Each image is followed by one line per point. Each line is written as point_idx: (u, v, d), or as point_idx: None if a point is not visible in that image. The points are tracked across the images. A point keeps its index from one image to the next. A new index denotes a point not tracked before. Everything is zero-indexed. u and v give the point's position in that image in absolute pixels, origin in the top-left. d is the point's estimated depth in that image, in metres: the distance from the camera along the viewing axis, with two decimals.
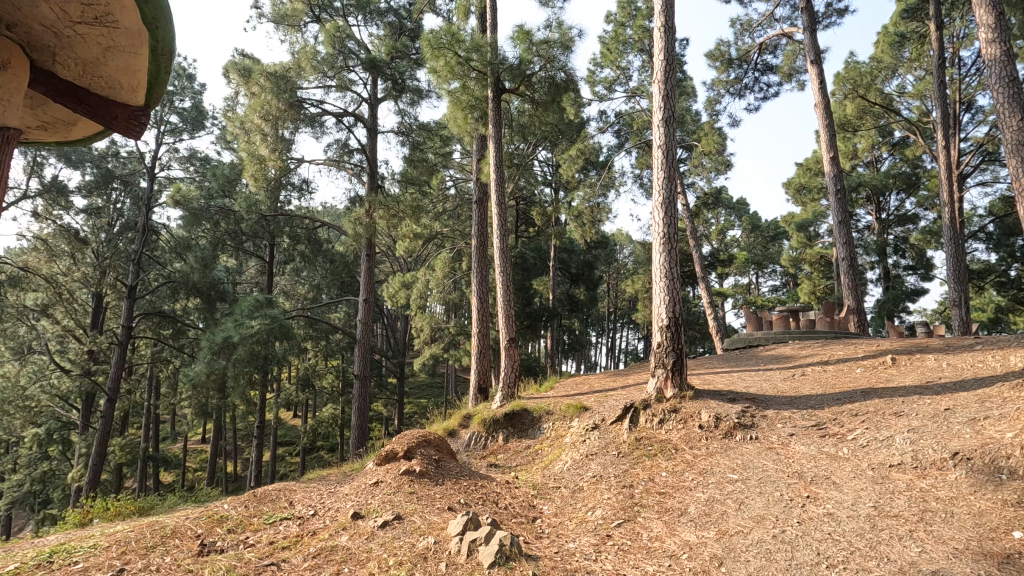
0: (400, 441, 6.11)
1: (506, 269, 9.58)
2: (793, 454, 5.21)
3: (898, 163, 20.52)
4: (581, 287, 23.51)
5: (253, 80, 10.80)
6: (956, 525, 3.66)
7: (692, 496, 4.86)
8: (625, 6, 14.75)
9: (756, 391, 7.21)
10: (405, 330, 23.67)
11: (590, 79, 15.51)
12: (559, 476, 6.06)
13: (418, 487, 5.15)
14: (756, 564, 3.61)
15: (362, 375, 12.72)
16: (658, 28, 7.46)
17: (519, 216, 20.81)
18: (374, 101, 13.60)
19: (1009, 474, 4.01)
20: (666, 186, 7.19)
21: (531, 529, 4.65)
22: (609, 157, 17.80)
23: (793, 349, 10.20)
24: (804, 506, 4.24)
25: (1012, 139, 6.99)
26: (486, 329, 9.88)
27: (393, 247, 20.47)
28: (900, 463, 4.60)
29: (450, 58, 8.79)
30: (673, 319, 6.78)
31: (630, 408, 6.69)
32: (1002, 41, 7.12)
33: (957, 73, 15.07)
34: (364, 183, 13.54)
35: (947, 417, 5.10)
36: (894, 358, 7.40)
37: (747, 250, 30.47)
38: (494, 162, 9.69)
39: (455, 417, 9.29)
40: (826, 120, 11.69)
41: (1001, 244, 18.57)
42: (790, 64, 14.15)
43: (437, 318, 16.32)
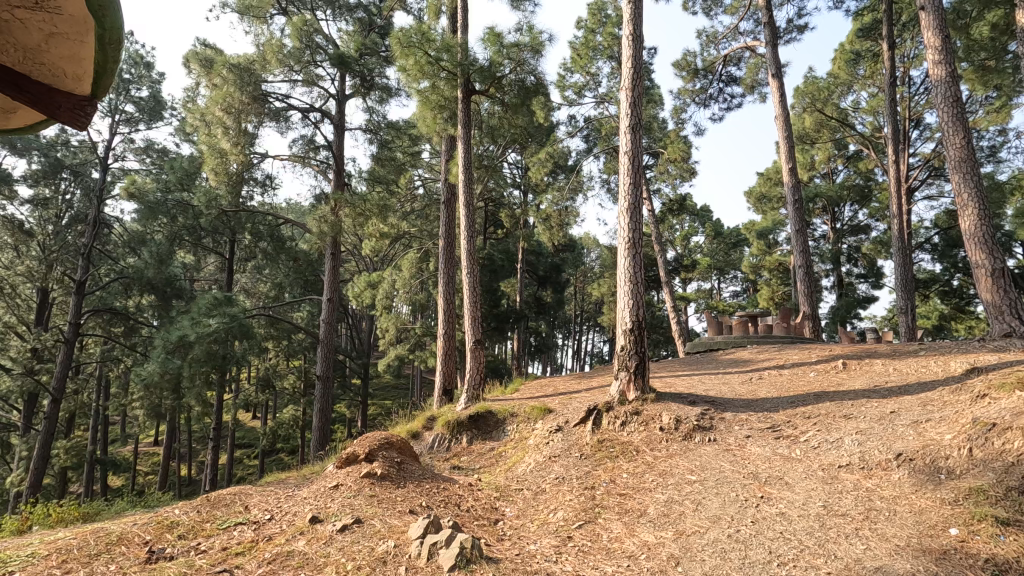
0: (362, 442, 6.02)
1: (473, 269, 9.56)
2: (748, 455, 5.37)
3: (852, 175, 21.42)
4: (549, 289, 23.70)
5: (215, 71, 10.48)
6: (898, 523, 3.83)
7: (652, 496, 4.95)
8: (595, 13, 14.94)
9: (716, 394, 7.39)
10: (370, 331, 23.31)
11: (561, 83, 15.67)
12: (522, 478, 6.09)
13: (379, 490, 5.10)
14: (711, 564, 3.70)
15: (325, 376, 12.47)
16: (626, 36, 7.54)
17: (488, 218, 20.84)
18: (341, 97, 13.40)
19: (947, 474, 4.22)
20: (632, 192, 7.30)
21: (492, 531, 4.65)
22: (577, 162, 17.99)
23: (751, 353, 10.51)
24: (758, 506, 4.37)
25: (955, 155, 7.40)
26: (452, 330, 9.84)
27: (359, 246, 20.21)
28: (849, 463, 4.78)
29: (420, 58, 8.75)
30: (636, 322, 6.89)
31: (593, 411, 6.77)
32: (947, 63, 7.53)
33: (907, 91, 15.82)
34: (330, 181, 13.30)
35: (893, 419, 5.34)
36: (844, 362, 7.71)
37: (709, 256, 31.33)
38: (462, 164, 9.65)
39: (419, 419, 9.20)
40: (786, 131, 12.08)
41: (945, 255, 19.61)
42: (753, 76, 14.61)
43: (403, 319, 16.16)
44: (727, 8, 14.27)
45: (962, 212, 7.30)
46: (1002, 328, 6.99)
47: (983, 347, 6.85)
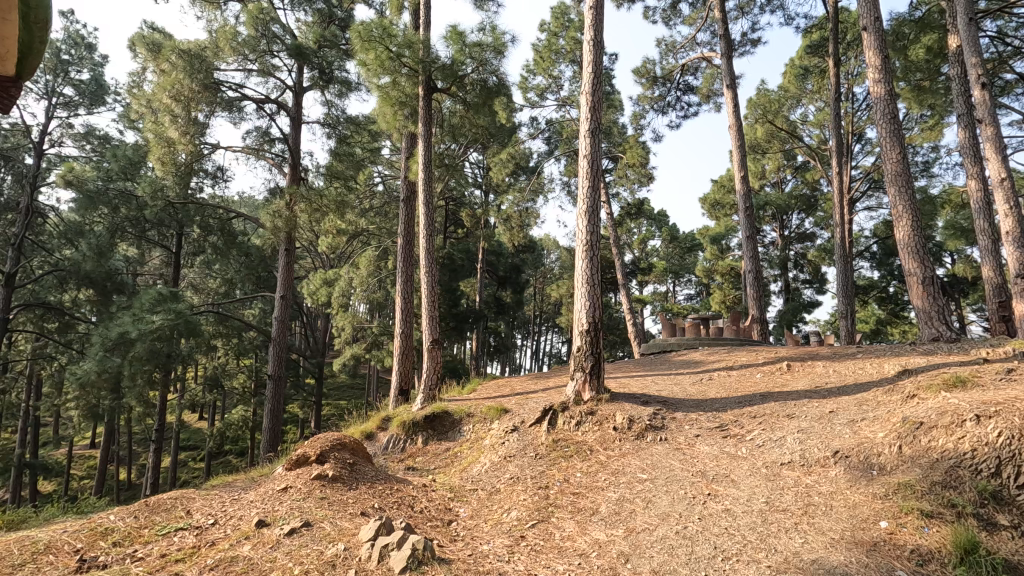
0: (313, 444, 5.88)
1: (432, 269, 9.47)
2: (697, 453, 5.53)
3: (799, 185, 22.41)
4: (508, 290, 23.75)
5: (163, 56, 9.98)
6: (834, 517, 4.03)
7: (604, 495, 5.03)
8: (559, 16, 15.06)
9: (668, 395, 7.58)
10: (326, 329, 22.76)
11: (523, 85, 15.76)
12: (477, 478, 6.08)
13: (330, 492, 4.99)
14: (659, 560, 3.80)
15: (276, 375, 12.11)
16: (587, 41, 7.64)
17: (448, 217, 20.70)
18: (299, 89, 13.04)
19: (879, 470, 4.46)
20: (590, 195, 7.39)
21: (445, 533, 4.62)
22: (539, 164, 18.10)
23: (702, 355, 10.85)
24: (705, 503, 4.51)
25: (892, 169, 7.83)
26: (409, 329, 9.72)
27: (315, 242, 19.72)
28: (790, 461, 4.99)
29: (381, 52, 8.61)
30: (592, 323, 6.98)
31: (549, 411, 6.82)
32: (886, 82, 7.98)
33: (851, 107, 16.67)
34: (285, 174, 12.92)
35: (831, 418, 5.60)
36: (789, 364, 8.05)
37: (665, 260, 32.18)
38: (422, 163, 9.55)
39: (373, 419, 9.04)
40: (739, 140, 12.50)
41: (883, 263, 20.78)
42: (709, 86, 15.07)
43: (360, 318, 15.87)
44: (686, 18, 14.67)
45: (897, 222, 7.73)
46: (931, 332, 7.49)
47: (913, 350, 7.30)
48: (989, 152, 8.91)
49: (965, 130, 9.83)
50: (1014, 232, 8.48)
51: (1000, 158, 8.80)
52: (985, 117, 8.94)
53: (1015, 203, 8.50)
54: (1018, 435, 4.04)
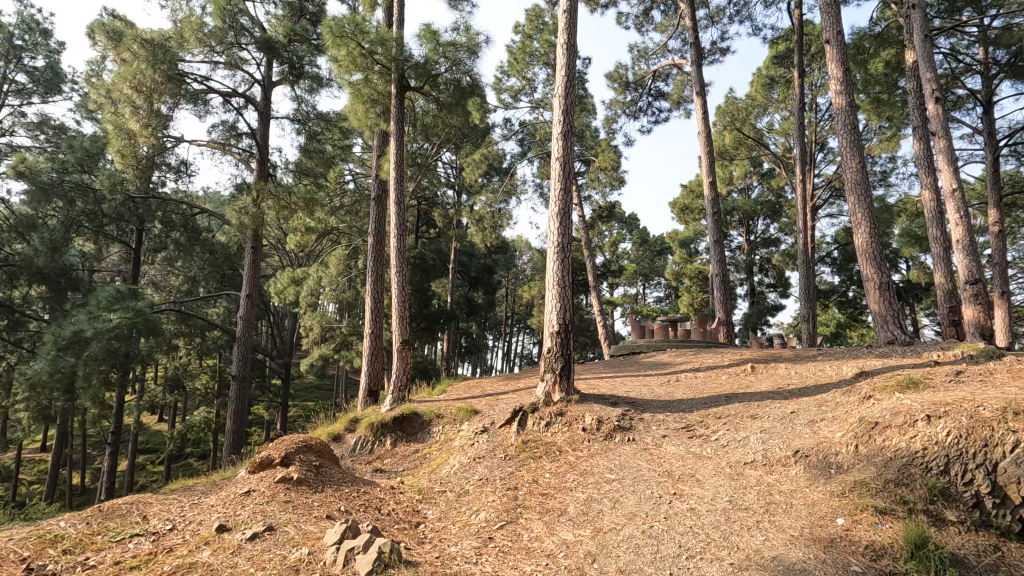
0: (278, 446, 5.75)
1: (402, 268, 9.37)
2: (664, 454, 5.62)
3: (765, 191, 23.02)
4: (480, 291, 23.70)
5: (124, 45, 9.65)
6: (794, 515, 4.14)
7: (572, 496, 5.07)
8: (533, 19, 15.12)
9: (636, 396, 7.68)
10: (293, 329, 22.29)
11: (497, 86, 15.78)
12: (445, 480, 6.04)
13: (295, 495, 4.88)
14: (625, 560, 3.85)
15: (241, 376, 11.80)
16: (561, 44, 7.69)
17: (420, 217, 20.54)
18: (268, 83, 12.76)
19: (837, 469, 4.60)
20: (562, 198, 7.43)
21: (413, 535, 4.57)
22: (512, 165, 18.15)
23: (670, 356, 11.03)
24: (670, 503, 4.58)
25: (852, 178, 8.12)
26: (379, 330, 9.59)
27: (283, 240, 19.32)
28: (753, 460, 5.11)
29: (353, 49, 8.46)
30: (563, 325, 7.02)
31: (519, 412, 6.83)
32: (847, 94, 8.27)
33: (814, 117, 17.21)
34: (252, 170, 12.62)
35: (792, 419, 5.76)
36: (753, 366, 8.25)
37: (635, 263, 32.64)
38: (394, 161, 9.46)
39: (341, 421, 8.89)
40: (708, 147, 12.76)
41: (843, 269, 21.52)
42: (679, 92, 15.35)
43: (329, 317, 15.61)
44: (658, 25, 14.92)
45: (856, 229, 8.00)
46: (887, 335, 7.78)
47: (870, 352, 7.58)
48: (941, 164, 9.32)
49: (920, 142, 10.26)
50: (964, 241, 8.87)
51: (952, 170, 9.21)
52: (938, 130, 9.35)
53: (965, 212, 8.90)
54: (965, 434, 4.22)
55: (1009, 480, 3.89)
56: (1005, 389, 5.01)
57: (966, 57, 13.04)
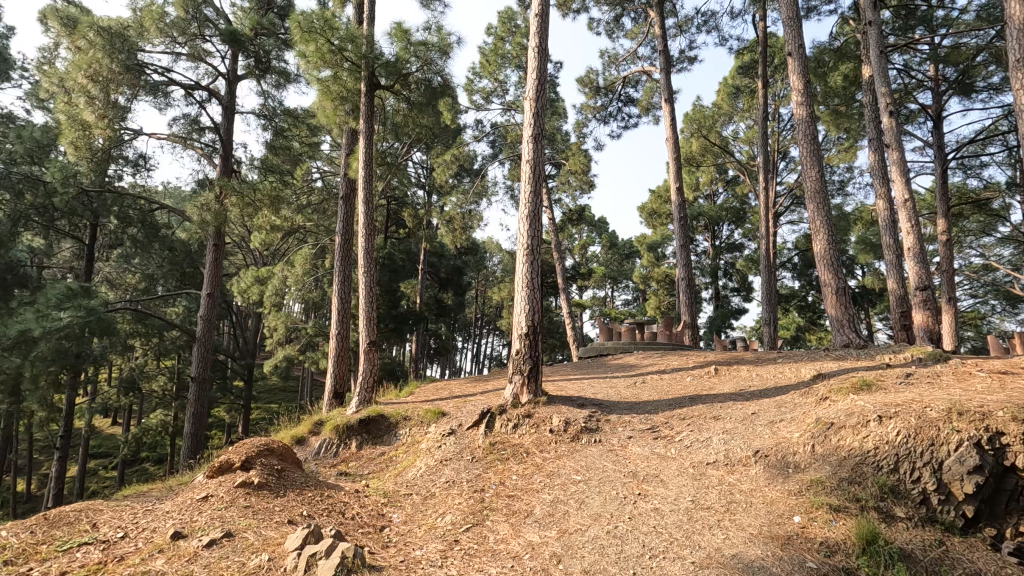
0: (237, 450, 5.58)
1: (370, 268, 9.25)
2: (630, 454, 5.70)
3: (729, 198, 23.61)
4: (450, 292, 23.59)
5: (79, 32, 9.17)
6: (753, 514, 4.25)
7: (538, 497, 5.08)
8: (506, 21, 15.16)
9: (603, 397, 7.77)
10: (257, 330, 21.72)
11: (469, 87, 15.77)
12: (411, 483, 5.98)
13: (255, 500, 4.76)
14: (590, 560, 3.89)
15: (200, 377, 11.43)
16: (533, 47, 7.73)
17: (389, 217, 20.33)
18: (233, 77, 12.44)
19: (794, 468, 4.74)
20: (532, 200, 7.46)
21: (377, 539, 4.52)
22: (483, 167, 18.14)
23: (637, 358, 11.18)
24: (635, 503, 4.65)
25: (812, 187, 8.40)
26: (345, 331, 9.43)
27: (247, 238, 18.83)
28: (715, 461, 5.23)
29: (322, 45, 8.31)
30: (531, 327, 7.04)
31: (487, 414, 6.82)
32: (807, 105, 8.57)
33: (777, 126, 17.76)
34: (215, 166, 12.26)
35: (753, 420, 5.92)
36: (716, 368, 8.44)
37: (604, 266, 33.02)
38: (363, 159, 9.33)
39: (305, 423, 8.71)
40: (675, 153, 13.01)
41: (803, 274, 22.24)
42: (648, 99, 15.61)
43: (294, 318, 15.29)
44: (628, 32, 15.16)
45: (815, 236, 8.28)
46: (843, 339, 8.06)
47: (827, 355, 7.85)
48: (895, 174, 9.72)
49: (876, 153, 10.69)
50: (914, 249, 9.27)
51: (904, 181, 9.62)
52: (892, 142, 9.76)
53: (916, 222, 9.31)
54: (913, 434, 4.42)
55: (953, 477, 4.09)
56: (950, 390, 5.26)
57: (919, 73, 13.65)
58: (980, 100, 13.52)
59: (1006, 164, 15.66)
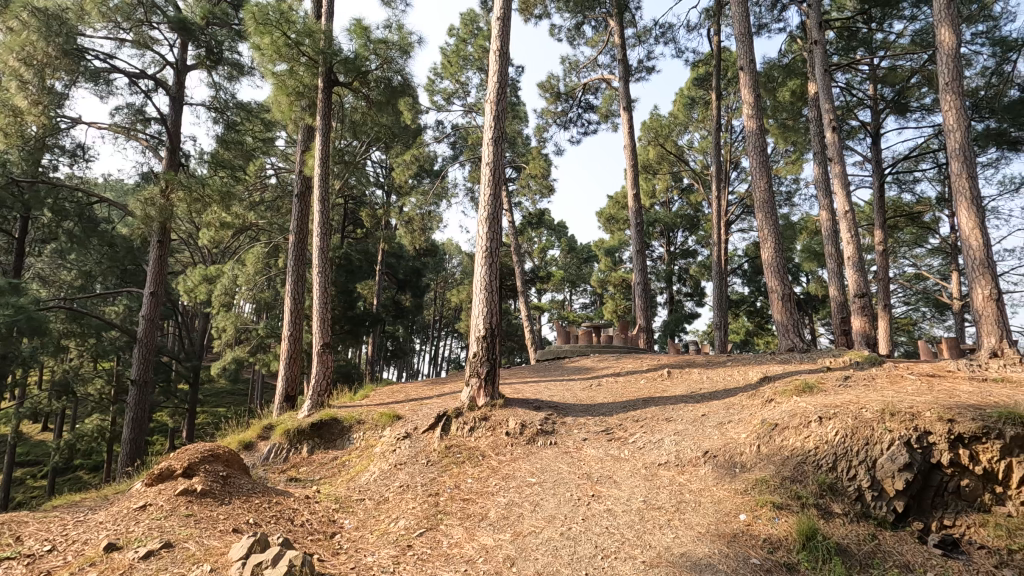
0: (180, 456, 5.33)
1: (325, 268, 9.02)
2: (585, 456, 5.77)
3: (684, 206, 24.29)
4: (408, 294, 23.31)
5: (10, 12, 8.55)
6: (701, 513, 4.37)
7: (493, 501, 5.07)
8: (468, 23, 15.14)
9: (559, 400, 7.84)
10: (204, 330, 20.84)
11: (430, 88, 15.65)
12: (364, 488, 5.86)
13: (198, 509, 4.55)
14: (543, 562, 3.91)
15: (141, 380, 10.87)
16: (494, 50, 7.73)
17: (346, 216, 19.93)
18: (182, 67, 11.93)
19: (741, 468, 4.90)
20: (491, 203, 7.45)
21: (327, 546, 4.40)
22: (443, 169, 18.04)
23: (593, 361, 11.33)
24: (588, 504, 4.70)
25: (760, 197, 8.72)
26: (298, 332, 9.17)
27: (194, 235, 18.07)
28: (666, 461, 5.35)
29: (277, 38, 8.06)
30: (489, 330, 7.04)
31: (443, 417, 6.77)
32: (757, 118, 8.93)
33: (729, 138, 18.42)
34: (161, 159, 11.71)
35: (703, 421, 6.10)
36: (669, 371, 8.65)
37: (563, 269, 33.39)
38: (319, 156, 9.12)
39: (253, 428, 8.40)
40: (633, 160, 13.27)
41: (752, 280, 23.09)
42: (608, 106, 15.90)
43: (245, 318, 14.76)
44: (589, 40, 15.40)
45: (764, 244, 8.60)
46: (788, 343, 8.42)
47: (773, 359, 8.17)
48: (837, 187, 10.22)
49: (820, 166, 11.22)
50: (854, 258, 9.77)
51: (845, 193, 10.12)
52: (834, 156, 10.27)
53: (856, 233, 9.82)
54: (850, 434, 4.65)
55: (885, 475, 4.32)
56: (885, 392, 5.56)
57: (860, 92, 14.43)
58: (914, 119, 14.40)
59: (937, 180, 16.73)
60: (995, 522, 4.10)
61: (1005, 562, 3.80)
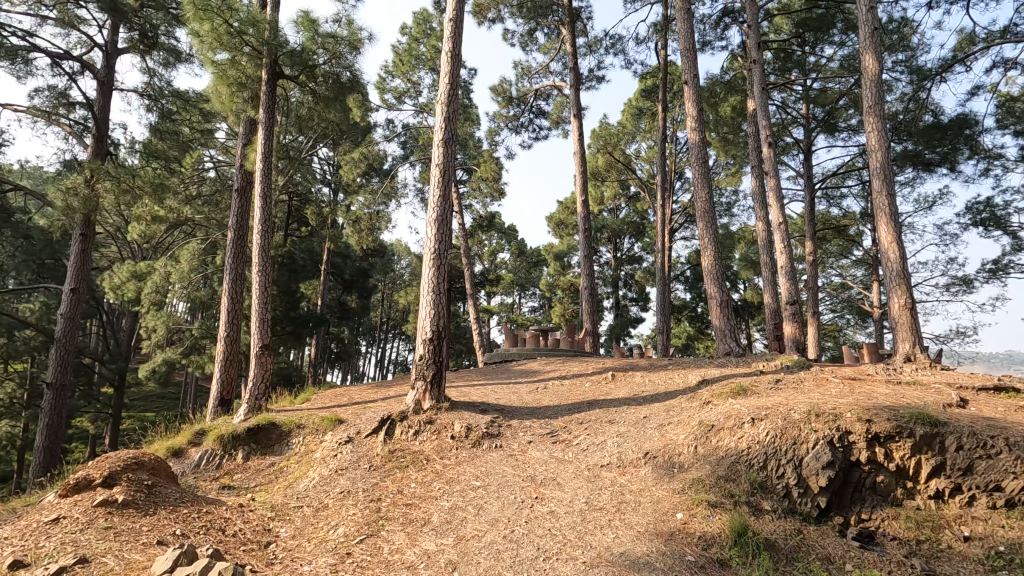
0: (99, 464, 4.98)
1: (265, 266, 8.66)
2: (529, 459, 5.80)
3: (631, 213, 24.93)
4: (354, 295, 22.77)
5: None
6: (640, 512, 4.49)
7: (437, 505, 5.02)
8: (421, 22, 14.99)
9: (505, 403, 7.84)
10: (132, 330, 19.60)
11: (380, 85, 15.37)
12: (303, 495, 5.67)
13: (118, 521, 4.27)
14: (485, 565, 3.90)
15: (58, 382, 10.08)
16: (447, 51, 7.68)
17: (290, 213, 19.26)
18: (111, 50, 11.20)
19: (679, 468, 5.07)
20: (440, 204, 7.39)
21: (261, 556, 4.22)
22: (392, 168, 17.76)
23: (540, 364, 11.43)
24: (532, 507, 4.73)
25: (702, 207, 9.06)
26: (235, 333, 8.78)
27: (122, 229, 16.97)
28: (609, 463, 5.46)
29: (218, 25, 7.70)
30: (436, 333, 6.96)
31: (386, 421, 6.64)
32: (700, 131, 9.29)
33: (674, 149, 19.07)
34: (86, 146, 10.93)
35: (644, 423, 6.26)
36: (613, 374, 8.84)
37: (513, 273, 33.57)
38: (261, 151, 8.78)
39: (184, 434, 7.96)
40: (583, 167, 13.50)
41: (694, 287, 23.97)
42: (559, 112, 16.13)
43: (177, 318, 13.98)
44: (542, 47, 15.56)
45: (704, 252, 8.94)
46: (725, 347, 8.79)
47: (711, 362, 8.50)
48: (771, 199, 10.77)
49: (757, 179, 11.78)
50: (786, 267, 10.29)
51: (779, 206, 10.67)
52: (770, 170, 10.82)
53: (788, 243, 10.36)
54: (779, 434, 4.90)
55: (810, 472, 4.58)
56: (812, 394, 5.89)
57: (794, 110, 15.28)
58: (842, 138, 15.36)
59: (861, 196, 17.91)
60: (905, 515, 4.41)
61: (913, 552, 4.11)
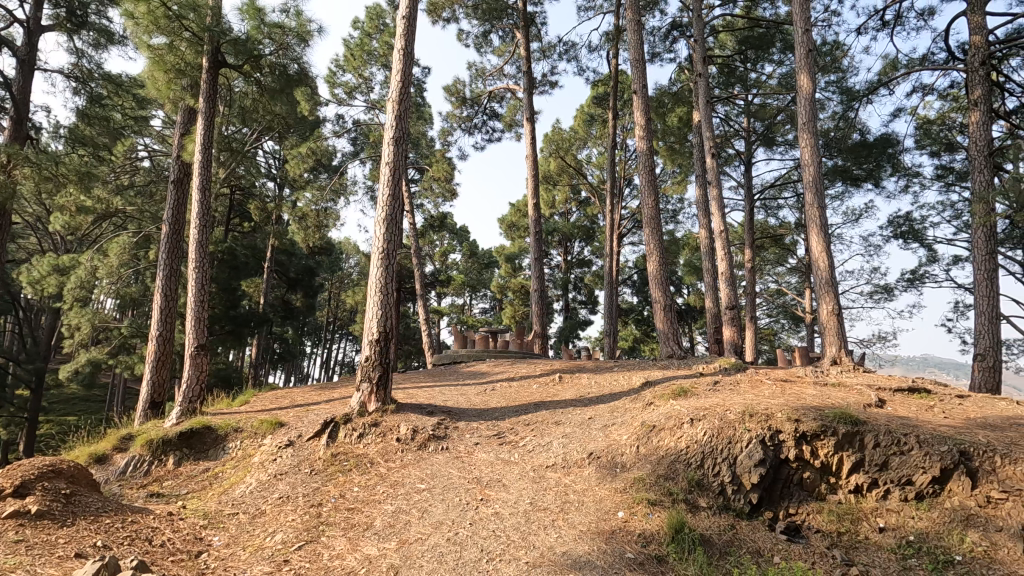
0: (10, 473, 4.61)
1: (202, 263, 8.26)
2: (475, 461, 5.79)
3: (581, 217, 25.31)
4: (299, 294, 22.06)
5: None
6: (584, 512, 4.58)
7: (380, 509, 4.94)
8: (373, 18, 14.73)
9: (453, 405, 7.81)
10: (53, 328, 18.23)
11: (330, 79, 14.98)
12: (239, 501, 5.45)
13: (31, 533, 3.97)
14: (428, 568, 3.88)
15: None
16: (399, 48, 7.57)
17: (232, 208, 18.48)
18: (35, 27, 10.45)
19: (621, 468, 5.20)
20: (390, 203, 7.27)
21: (190, 566, 4.04)
22: (342, 164, 17.34)
23: (489, 366, 11.43)
24: (477, 508, 4.75)
25: (648, 214, 9.33)
26: (169, 332, 8.34)
27: (43, 219, 15.78)
28: (554, 463, 5.54)
29: (155, 8, 7.33)
30: (383, 334, 6.84)
31: (330, 424, 6.48)
32: (649, 139, 9.56)
33: (624, 155, 19.56)
34: (3, 129, 10.12)
35: (589, 424, 6.38)
36: (560, 376, 8.94)
37: (464, 273, 33.37)
38: (200, 141, 8.37)
39: (108, 439, 7.48)
40: (535, 170, 13.62)
41: (641, 290, 24.59)
42: (512, 115, 16.22)
43: (104, 316, 13.14)
44: (496, 49, 15.57)
45: (651, 257, 9.19)
46: (669, 350, 9.08)
47: (655, 364, 8.77)
48: (714, 208, 11.21)
49: (701, 187, 12.23)
50: (726, 273, 10.73)
51: (721, 214, 11.12)
52: (713, 180, 11.27)
53: (728, 251, 10.80)
54: (715, 433, 5.11)
55: (743, 470, 4.80)
56: (746, 396, 6.17)
57: (736, 123, 15.98)
58: (779, 152, 16.19)
59: (796, 207, 18.92)
60: (828, 509, 4.70)
61: (834, 543, 4.37)
